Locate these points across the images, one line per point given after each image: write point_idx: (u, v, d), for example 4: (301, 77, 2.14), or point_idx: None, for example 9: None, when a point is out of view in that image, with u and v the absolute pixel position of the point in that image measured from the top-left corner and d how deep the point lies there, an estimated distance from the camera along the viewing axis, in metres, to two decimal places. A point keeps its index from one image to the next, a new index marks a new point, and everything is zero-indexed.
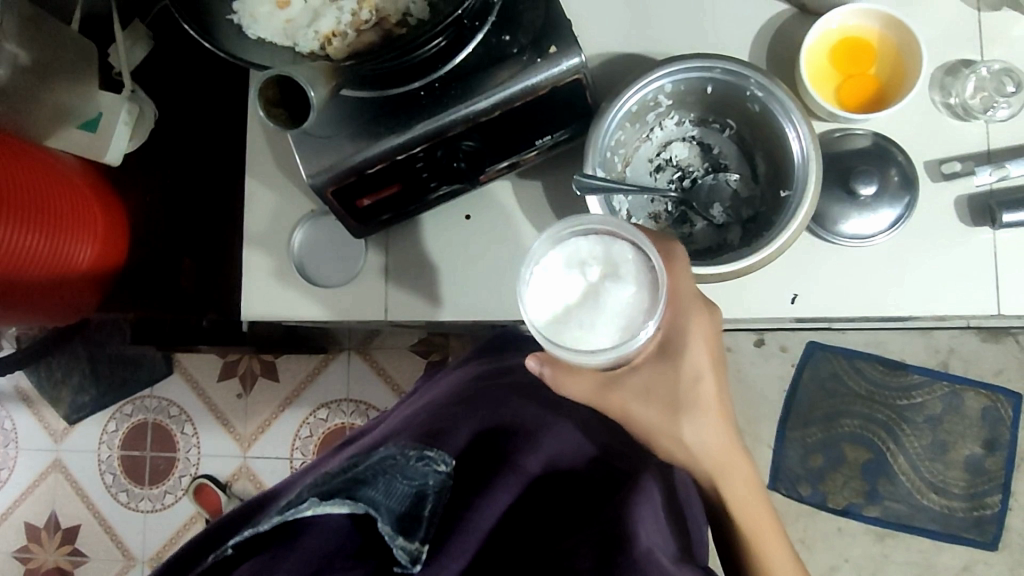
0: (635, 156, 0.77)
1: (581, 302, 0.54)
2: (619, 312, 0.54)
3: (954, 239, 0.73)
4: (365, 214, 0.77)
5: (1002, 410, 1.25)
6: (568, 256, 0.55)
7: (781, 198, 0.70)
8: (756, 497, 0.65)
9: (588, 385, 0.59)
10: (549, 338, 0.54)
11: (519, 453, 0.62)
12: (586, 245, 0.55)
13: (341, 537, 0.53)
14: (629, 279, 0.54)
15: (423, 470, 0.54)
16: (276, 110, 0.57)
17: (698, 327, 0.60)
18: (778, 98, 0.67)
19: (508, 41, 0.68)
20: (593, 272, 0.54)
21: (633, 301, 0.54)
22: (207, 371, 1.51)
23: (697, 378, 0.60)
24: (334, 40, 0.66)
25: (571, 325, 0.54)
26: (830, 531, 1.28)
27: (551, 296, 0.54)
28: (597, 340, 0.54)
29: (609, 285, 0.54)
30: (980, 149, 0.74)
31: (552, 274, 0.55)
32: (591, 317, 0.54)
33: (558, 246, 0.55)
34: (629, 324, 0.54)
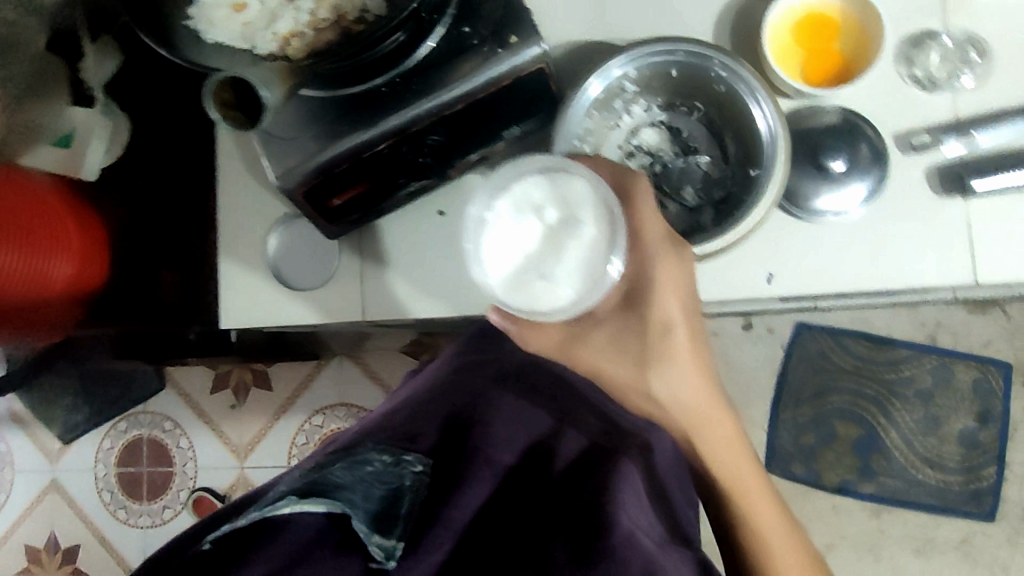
0: (606, 143, 0.76)
1: (543, 250, 0.56)
2: (581, 253, 0.56)
3: (927, 211, 0.73)
4: (336, 214, 0.76)
5: (992, 381, 1.26)
6: (520, 203, 0.57)
7: (751, 176, 0.70)
8: (737, 472, 0.66)
9: (550, 337, 0.60)
10: (514, 301, 0.56)
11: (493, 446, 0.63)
12: (540, 189, 0.57)
13: (315, 533, 0.52)
14: (587, 218, 0.56)
15: (399, 472, 0.57)
16: (233, 113, 0.58)
17: (666, 271, 0.59)
18: (742, 77, 0.68)
19: (468, 32, 0.68)
20: (548, 216, 0.56)
21: (592, 242, 0.56)
22: (199, 383, 1.50)
23: (667, 327, 0.60)
24: (292, 40, 0.66)
25: (533, 277, 0.56)
26: (827, 510, 1.28)
27: (512, 248, 0.56)
28: (564, 290, 0.56)
29: (565, 228, 0.56)
30: (948, 119, 0.74)
31: (506, 221, 0.56)
32: (553, 266, 0.56)
33: (507, 193, 0.57)
34: (591, 267, 0.56)
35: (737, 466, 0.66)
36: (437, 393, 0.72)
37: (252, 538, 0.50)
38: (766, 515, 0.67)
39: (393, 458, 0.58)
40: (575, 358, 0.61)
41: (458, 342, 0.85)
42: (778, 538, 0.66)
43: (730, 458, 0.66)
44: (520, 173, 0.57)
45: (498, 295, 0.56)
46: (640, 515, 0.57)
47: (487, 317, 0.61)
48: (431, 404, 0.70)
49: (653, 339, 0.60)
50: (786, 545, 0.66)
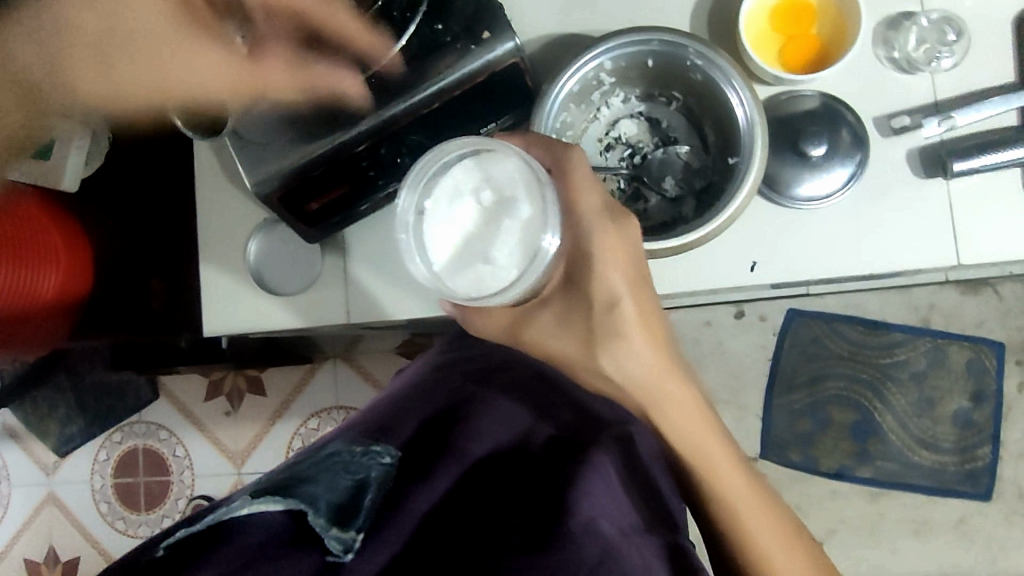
0: (584, 137, 0.76)
1: (482, 233, 0.56)
2: (517, 231, 0.56)
3: (911, 193, 0.73)
4: (315, 218, 0.75)
5: (985, 361, 1.26)
6: (451, 189, 0.57)
7: (731, 165, 0.70)
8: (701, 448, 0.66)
9: (500, 323, 0.63)
10: (461, 288, 0.57)
11: (463, 437, 0.63)
12: (469, 174, 0.57)
13: (273, 531, 0.51)
14: (519, 197, 0.56)
15: (366, 464, 0.57)
16: None
17: (605, 245, 0.59)
18: (718, 64, 0.67)
19: (441, 30, 0.67)
20: (478, 201, 0.57)
21: (525, 219, 0.56)
22: (193, 391, 1.49)
23: (612, 303, 0.61)
24: None
25: (474, 263, 0.56)
26: (825, 495, 1.28)
27: (450, 233, 0.57)
28: (506, 270, 0.56)
29: (497, 210, 0.56)
30: (929, 101, 0.73)
31: (443, 209, 0.57)
32: (493, 246, 0.56)
33: (438, 180, 0.57)
34: (529, 244, 0.56)
35: (702, 443, 0.66)
36: (416, 392, 0.73)
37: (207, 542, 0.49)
38: (745, 498, 0.66)
39: (362, 451, 0.59)
40: (525, 340, 0.63)
41: (447, 342, 0.86)
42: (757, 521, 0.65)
43: (690, 433, 0.66)
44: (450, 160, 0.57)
45: (443, 285, 0.57)
46: (605, 500, 0.57)
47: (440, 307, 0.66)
48: (410, 403, 0.71)
49: (598, 315, 0.61)
50: (771, 531, 0.65)
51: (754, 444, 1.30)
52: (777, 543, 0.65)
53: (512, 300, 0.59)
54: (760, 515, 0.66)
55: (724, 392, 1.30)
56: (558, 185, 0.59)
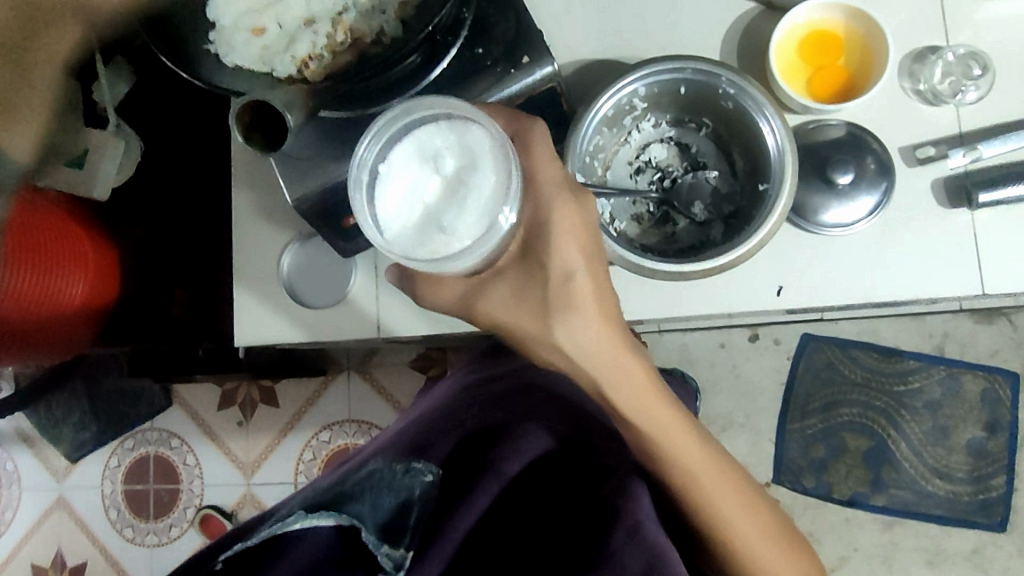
0: (615, 160, 0.78)
1: (443, 200, 0.51)
2: (478, 198, 0.51)
3: (935, 222, 0.74)
4: (351, 232, 0.77)
5: (1000, 391, 1.27)
6: (419, 149, 0.52)
7: (759, 191, 0.71)
8: (692, 459, 0.63)
9: (451, 292, 0.59)
10: (411, 256, 0.50)
11: (501, 457, 0.64)
12: (439, 137, 0.52)
13: (325, 549, 0.53)
14: (483, 160, 0.51)
15: (410, 482, 0.56)
16: (254, 135, 0.59)
17: (563, 215, 0.55)
18: (750, 93, 0.68)
19: (481, 53, 0.69)
20: (446, 165, 0.52)
21: (489, 188, 0.51)
22: (207, 400, 1.51)
23: (568, 276, 0.55)
24: (311, 63, 0.66)
25: (433, 230, 0.51)
26: (838, 522, 1.29)
27: (411, 202, 0.52)
28: (462, 240, 0.50)
29: (462, 176, 0.51)
30: (953, 132, 0.75)
31: (406, 171, 0.52)
32: (451, 215, 0.51)
33: (406, 141, 0.52)
34: (488, 213, 0.51)
35: (689, 448, 0.63)
36: (447, 412, 0.74)
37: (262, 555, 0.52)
38: (741, 501, 0.65)
39: (405, 467, 0.58)
40: (479, 314, 0.58)
41: (477, 366, 0.88)
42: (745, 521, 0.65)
43: (676, 436, 0.63)
44: (418, 122, 0.52)
45: (397, 248, 0.51)
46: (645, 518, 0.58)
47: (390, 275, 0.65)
48: (443, 422, 0.72)
49: (554, 287, 0.56)
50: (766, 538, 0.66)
51: (767, 468, 1.30)
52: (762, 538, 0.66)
53: (468, 268, 0.55)
54: (752, 516, 0.66)
55: (737, 413, 1.31)
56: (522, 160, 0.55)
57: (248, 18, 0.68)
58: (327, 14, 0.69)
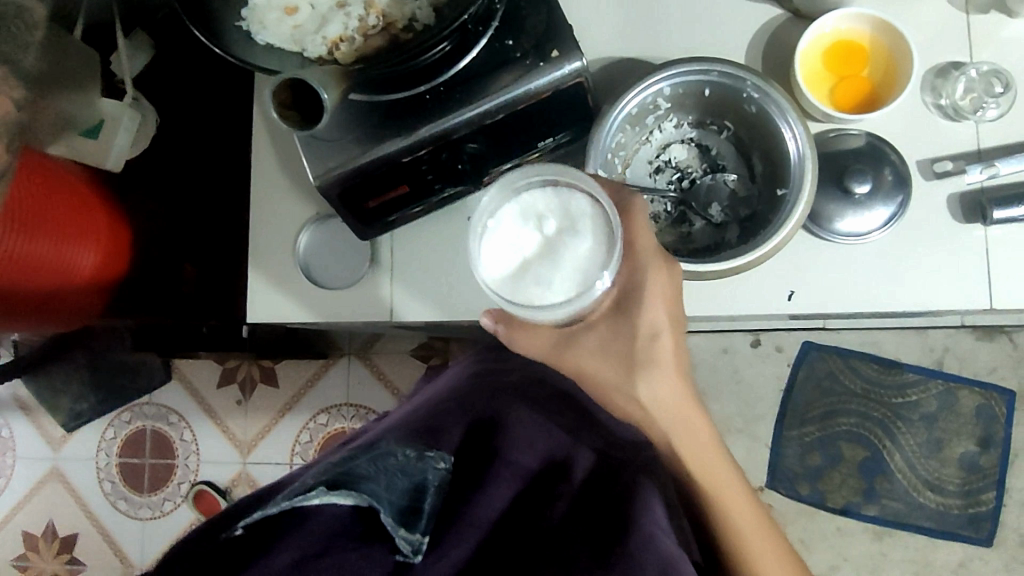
0: (635, 158, 0.78)
1: (540, 257, 0.55)
2: (575, 261, 0.55)
3: (948, 234, 0.75)
4: (371, 215, 0.78)
5: (995, 407, 1.28)
6: (523, 209, 0.56)
7: (777, 196, 0.72)
8: (694, 456, 0.66)
9: (543, 342, 0.61)
10: (508, 301, 0.55)
11: (512, 450, 0.66)
12: (543, 200, 0.56)
13: (343, 524, 0.54)
14: (587, 229, 0.55)
15: (424, 467, 0.58)
16: (289, 113, 0.60)
17: (657, 281, 0.59)
18: (774, 99, 0.69)
19: (511, 45, 0.70)
20: (548, 226, 0.55)
21: (588, 254, 0.55)
22: (207, 377, 1.51)
23: (655, 335, 0.60)
24: (342, 45, 0.67)
25: (527, 281, 0.55)
26: (829, 530, 1.31)
27: (510, 254, 0.55)
28: (556, 297, 0.55)
29: (564, 238, 0.55)
30: (971, 148, 0.75)
31: (508, 227, 0.56)
32: (550, 272, 0.54)
33: (512, 199, 0.56)
34: (585, 277, 0.54)
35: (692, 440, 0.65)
36: (457, 397, 0.75)
37: (280, 525, 0.53)
38: (733, 497, 0.68)
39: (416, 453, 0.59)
40: (565, 362, 0.61)
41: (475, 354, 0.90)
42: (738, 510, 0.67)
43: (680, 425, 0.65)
44: (524, 183, 0.56)
45: (493, 294, 0.55)
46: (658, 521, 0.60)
47: (482, 321, 0.63)
48: (453, 405, 0.73)
49: (642, 345, 0.61)
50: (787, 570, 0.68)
51: (762, 473, 1.32)
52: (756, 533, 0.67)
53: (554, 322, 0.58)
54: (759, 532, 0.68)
55: (735, 418, 1.32)
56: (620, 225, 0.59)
57: None
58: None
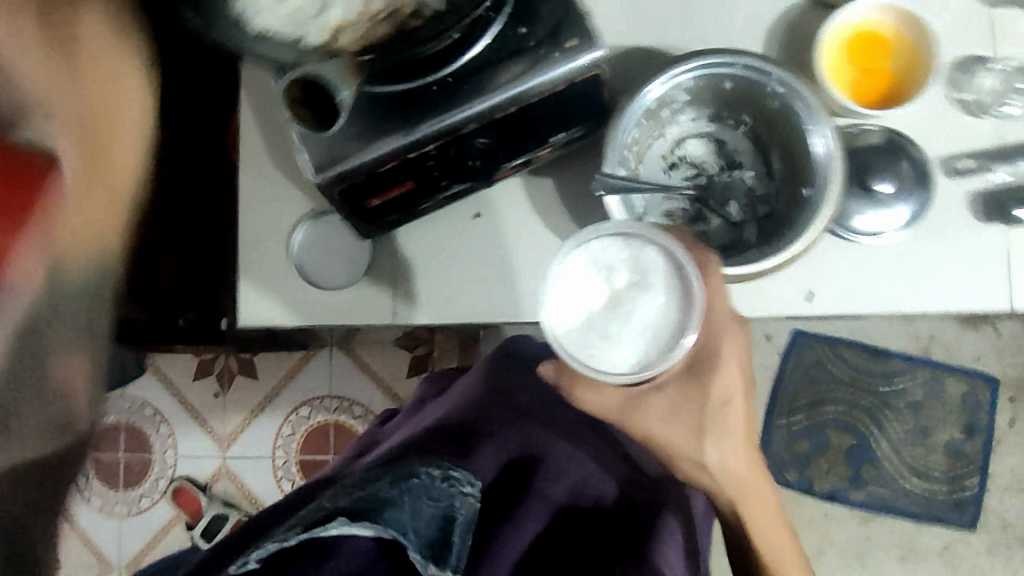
0: (649, 153, 0.75)
1: (607, 310, 0.59)
2: (644, 318, 0.59)
3: (966, 232, 0.73)
4: (373, 214, 0.73)
5: (980, 395, 1.38)
6: (594, 260, 0.60)
7: (802, 196, 0.69)
8: (743, 492, 0.68)
9: (612, 398, 0.64)
10: (575, 353, 0.58)
11: (541, 483, 0.72)
12: (613, 252, 0.60)
13: (366, 558, 0.60)
14: (658, 285, 0.59)
15: (450, 491, 0.60)
16: (301, 111, 0.65)
17: (731, 344, 0.64)
18: (800, 94, 0.66)
19: (525, 34, 0.65)
20: (618, 280, 0.59)
21: (656, 309, 0.59)
22: (182, 370, 1.45)
23: (726, 400, 0.65)
24: (344, 33, 0.61)
25: (595, 335, 0.58)
26: (817, 515, 1.40)
27: (579, 305, 0.59)
28: (622, 350, 0.58)
29: (632, 291, 0.59)
30: (992, 144, 0.73)
31: (579, 276, 0.60)
32: (618, 328, 0.58)
33: (582, 249, 0.60)
34: (653, 334, 0.59)
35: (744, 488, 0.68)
36: (487, 413, 0.78)
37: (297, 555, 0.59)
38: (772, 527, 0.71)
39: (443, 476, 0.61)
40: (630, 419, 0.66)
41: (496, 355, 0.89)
42: (783, 547, 0.71)
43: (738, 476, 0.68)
44: (593, 236, 0.60)
45: (562, 343, 0.59)
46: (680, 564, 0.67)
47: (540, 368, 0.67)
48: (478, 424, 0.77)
49: (714, 412, 0.65)
50: None
51: None
52: (795, 569, 0.72)
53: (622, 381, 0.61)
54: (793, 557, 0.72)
55: None
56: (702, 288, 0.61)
57: None
58: None
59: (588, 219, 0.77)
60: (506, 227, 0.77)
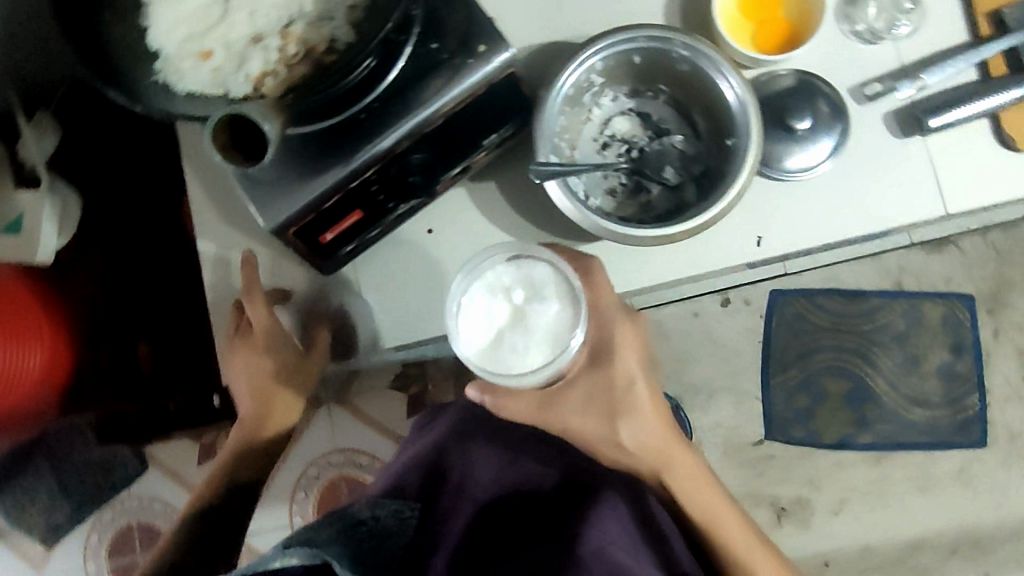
0: (580, 138, 0.78)
1: (511, 326, 0.66)
2: (545, 325, 0.66)
3: (891, 153, 0.77)
4: (328, 249, 0.75)
5: (959, 314, 1.42)
6: (491, 288, 0.67)
7: (727, 147, 0.73)
8: (663, 455, 0.78)
9: (531, 402, 0.74)
10: (492, 369, 0.65)
11: (471, 486, 0.82)
12: (508, 275, 0.67)
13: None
14: (551, 295, 0.67)
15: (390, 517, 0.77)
16: (232, 153, 0.58)
17: (623, 335, 0.73)
18: (703, 52, 0.70)
19: (436, 48, 0.69)
20: (517, 296, 0.67)
21: (555, 315, 0.67)
22: (184, 457, 1.43)
23: (630, 383, 0.74)
24: (267, 79, 0.65)
25: (506, 347, 0.65)
26: (831, 464, 1.43)
27: (487, 325, 0.66)
28: (531, 354, 0.66)
29: (532, 304, 0.66)
30: (893, 66, 0.77)
31: (480, 301, 0.67)
32: (524, 339, 0.65)
33: (479, 278, 0.67)
34: (556, 335, 0.66)
35: (660, 460, 0.78)
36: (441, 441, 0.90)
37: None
38: (699, 489, 0.80)
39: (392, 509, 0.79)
40: (551, 414, 0.75)
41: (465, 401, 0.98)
42: (716, 509, 0.81)
43: (656, 447, 0.78)
44: (488, 262, 0.67)
45: (477, 363, 0.65)
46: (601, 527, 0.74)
47: (467, 394, 0.76)
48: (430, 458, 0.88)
49: (619, 395, 0.75)
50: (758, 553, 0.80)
51: (759, 426, 1.43)
52: (734, 523, 0.81)
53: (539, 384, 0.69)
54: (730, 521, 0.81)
55: (722, 379, 1.44)
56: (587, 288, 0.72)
57: (191, 43, 0.65)
58: (273, 29, 0.66)
59: (535, 216, 0.79)
60: (458, 238, 0.80)
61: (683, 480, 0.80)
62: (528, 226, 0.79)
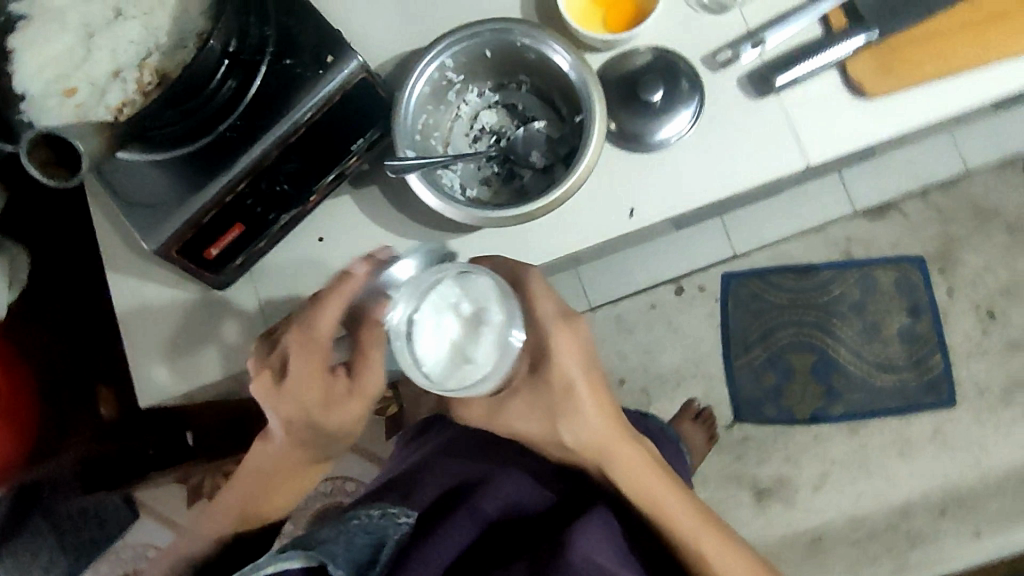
0: (451, 135, 0.82)
1: (462, 340, 0.68)
2: (494, 334, 0.69)
3: (744, 112, 0.80)
4: (217, 264, 0.79)
5: (912, 276, 1.42)
6: (439, 305, 0.69)
7: (579, 122, 0.78)
8: (607, 446, 0.79)
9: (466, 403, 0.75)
10: (448, 384, 0.68)
11: (477, 498, 0.77)
12: (454, 291, 0.69)
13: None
14: (495, 305, 0.70)
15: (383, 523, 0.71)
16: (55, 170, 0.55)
17: (560, 339, 0.73)
18: (544, 40, 0.74)
19: (291, 63, 0.73)
20: (464, 310, 0.69)
21: (500, 324, 0.70)
22: (173, 501, 1.45)
23: (567, 384, 0.75)
24: (125, 109, 0.69)
25: (459, 362, 0.68)
26: (808, 440, 1.42)
27: (441, 342, 0.68)
28: (482, 364, 0.69)
29: (479, 317, 0.69)
30: (741, 31, 0.81)
31: (430, 320, 0.69)
32: (474, 350, 0.69)
33: (427, 297, 0.69)
34: (502, 342, 0.70)
35: (605, 454, 0.79)
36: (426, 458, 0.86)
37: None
38: (652, 482, 0.80)
39: (380, 514, 0.73)
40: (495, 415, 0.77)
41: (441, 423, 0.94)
42: (672, 504, 0.80)
43: (599, 440, 0.78)
44: (436, 283, 0.69)
45: (437, 379, 0.68)
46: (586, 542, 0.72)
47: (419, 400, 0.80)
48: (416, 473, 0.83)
49: (559, 399, 0.76)
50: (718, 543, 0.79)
51: (728, 410, 1.43)
52: (693, 519, 0.80)
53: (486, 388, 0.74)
54: (686, 512, 0.80)
55: (688, 367, 1.44)
56: (518, 296, 0.73)
57: (56, 82, 0.71)
58: (132, 63, 0.71)
59: (435, 216, 0.82)
60: (354, 243, 0.83)
61: (633, 474, 0.79)
62: (427, 226, 0.82)
